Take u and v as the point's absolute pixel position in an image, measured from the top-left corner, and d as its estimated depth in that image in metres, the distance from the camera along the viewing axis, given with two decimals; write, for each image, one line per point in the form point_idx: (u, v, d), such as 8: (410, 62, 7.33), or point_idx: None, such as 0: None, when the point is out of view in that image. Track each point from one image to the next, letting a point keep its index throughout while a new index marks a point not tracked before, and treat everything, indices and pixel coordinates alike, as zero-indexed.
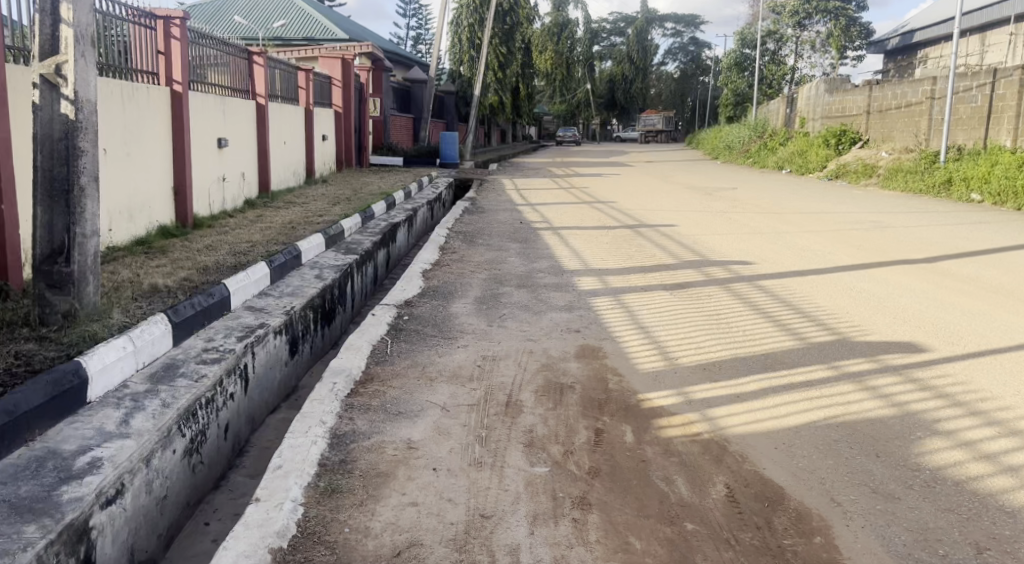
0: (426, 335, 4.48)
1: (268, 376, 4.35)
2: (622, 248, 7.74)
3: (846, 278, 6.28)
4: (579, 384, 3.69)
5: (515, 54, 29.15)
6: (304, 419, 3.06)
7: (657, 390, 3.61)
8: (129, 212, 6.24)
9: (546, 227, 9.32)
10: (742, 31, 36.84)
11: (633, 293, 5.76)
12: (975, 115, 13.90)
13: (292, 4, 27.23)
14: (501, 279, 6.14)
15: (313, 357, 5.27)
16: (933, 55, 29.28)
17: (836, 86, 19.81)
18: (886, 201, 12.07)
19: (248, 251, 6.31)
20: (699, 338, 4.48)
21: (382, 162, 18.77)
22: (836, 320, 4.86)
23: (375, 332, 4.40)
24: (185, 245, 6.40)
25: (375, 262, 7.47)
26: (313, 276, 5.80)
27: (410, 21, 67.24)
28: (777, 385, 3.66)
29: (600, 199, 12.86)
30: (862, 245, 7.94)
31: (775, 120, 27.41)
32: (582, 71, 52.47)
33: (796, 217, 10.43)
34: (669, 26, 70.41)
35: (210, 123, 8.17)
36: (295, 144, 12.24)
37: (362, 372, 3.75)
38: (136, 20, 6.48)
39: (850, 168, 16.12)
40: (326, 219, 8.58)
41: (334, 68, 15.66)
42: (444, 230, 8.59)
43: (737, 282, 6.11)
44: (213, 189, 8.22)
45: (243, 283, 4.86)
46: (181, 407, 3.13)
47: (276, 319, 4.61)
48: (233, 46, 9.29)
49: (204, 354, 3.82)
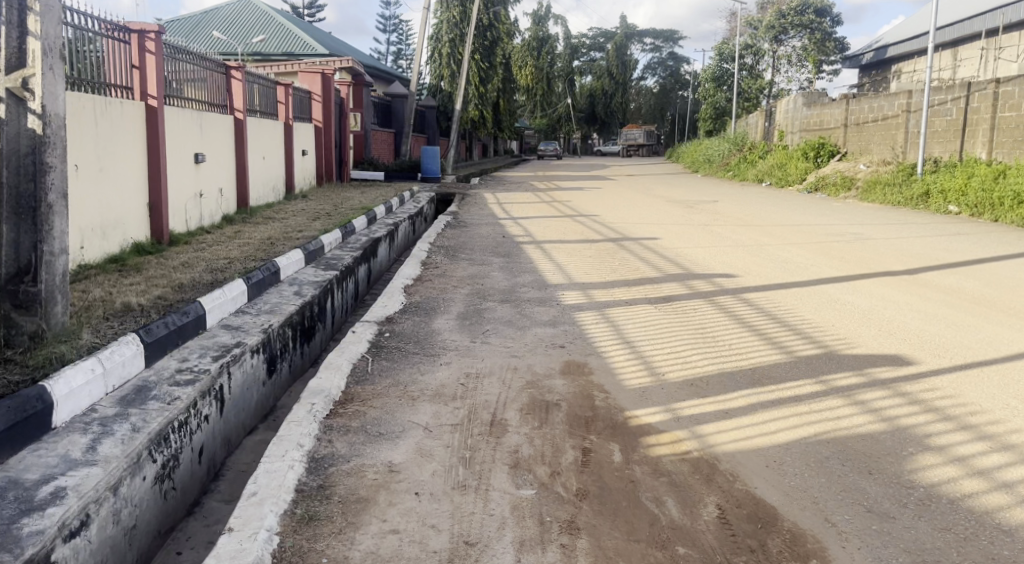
0: (408, 352, 4.38)
1: (245, 397, 4.22)
2: (605, 262, 7.69)
3: (831, 290, 6.26)
4: (564, 401, 3.61)
5: (495, 68, 29.23)
6: (281, 442, 2.95)
7: (645, 407, 3.54)
8: (102, 230, 6.10)
9: (529, 240, 9.26)
10: (720, 45, 37.25)
11: (618, 307, 5.70)
12: (951, 128, 14.09)
13: (271, 19, 27.14)
14: (484, 294, 6.05)
15: (293, 376, 5.15)
16: (907, 70, 29.78)
17: (814, 99, 20.03)
18: (865, 213, 12.15)
19: (225, 268, 6.18)
20: (686, 353, 4.41)
21: (363, 177, 18.66)
22: (823, 334, 4.83)
23: (356, 349, 4.29)
24: (160, 262, 6.26)
25: (356, 278, 7.36)
26: (292, 293, 5.68)
27: (391, 36, 67.33)
28: (766, 400, 3.61)
29: (583, 213, 12.83)
30: (844, 257, 7.97)
31: (753, 133, 27.66)
32: (562, 85, 53.54)
33: (778, 229, 10.45)
34: (648, 41, 71.10)
35: (186, 138, 8.04)
36: (275, 158, 12.11)
37: (342, 392, 3.64)
38: (109, 34, 6.37)
39: (829, 181, 16.26)
40: (305, 234, 8.47)
41: (314, 83, 15.57)
42: (426, 245, 8.50)
43: (722, 295, 6.08)
44: (190, 205, 8.08)
45: (219, 301, 4.74)
46: (151, 431, 3.01)
47: (253, 337, 4.49)
48: (211, 61, 9.17)
49: (178, 375, 3.70)
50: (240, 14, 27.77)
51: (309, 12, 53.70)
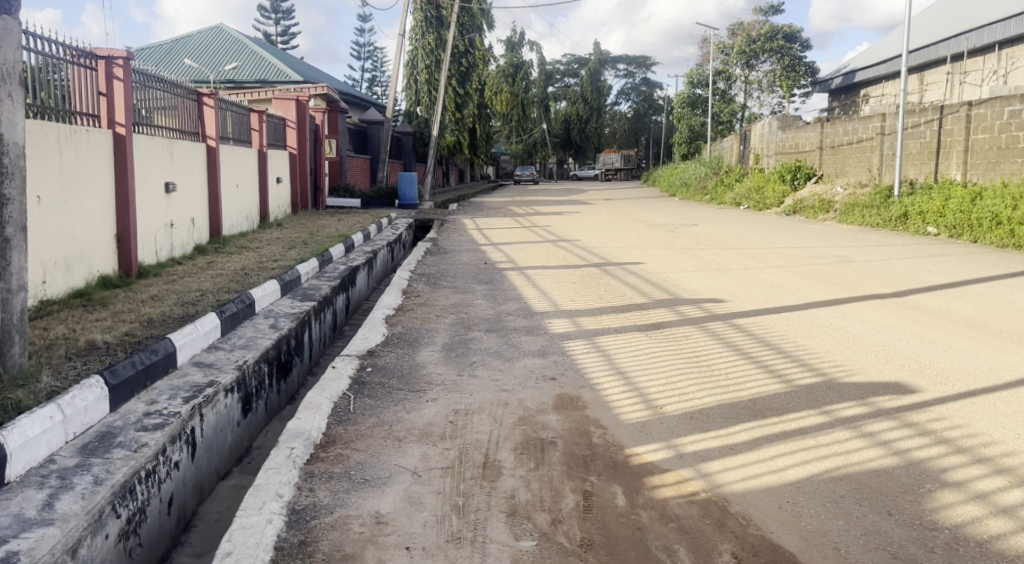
0: (392, 388, 4.16)
1: (218, 440, 3.98)
2: (590, 288, 7.55)
3: (821, 315, 6.17)
4: (560, 439, 3.42)
5: (471, 94, 29.28)
6: (258, 493, 2.72)
7: (645, 443, 3.36)
8: (66, 262, 5.82)
9: (511, 267, 9.10)
10: (693, 71, 37.75)
11: (607, 335, 5.54)
12: (925, 150, 14.29)
13: (245, 47, 26.97)
14: (469, 323, 5.86)
15: (269, 414, 4.90)
16: (875, 94, 30.38)
17: (789, 123, 20.24)
18: (845, 235, 12.18)
19: (197, 301, 5.94)
20: (682, 384, 4.26)
21: (339, 204, 18.44)
22: (819, 361, 4.70)
23: (336, 386, 4.07)
24: (128, 296, 6.00)
25: (334, 308, 7.13)
26: (267, 326, 5.45)
27: (366, 63, 67.42)
28: (770, 434, 3.45)
29: (564, 238, 12.71)
30: (830, 280, 7.91)
31: (729, 156, 27.92)
32: (537, 111, 54.21)
33: (761, 253, 10.41)
34: (622, 67, 72.07)
35: (156, 167, 7.81)
36: (249, 186, 11.87)
37: (323, 433, 3.42)
38: (75, 60, 6.15)
39: (807, 203, 16.37)
40: (280, 264, 8.23)
41: (289, 110, 15.39)
42: (406, 273, 8.30)
43: (712, 321, 5.95)
44: (160, 235, 7.81)
45: (191, 337, 4.50)
46: (115, 484, 2.76)
47: (227, 375, 4.25)
48: (183, 88, 8.97)
49: (146, 419, 3.45)
50: (213, 42, 27.58)
51: (283, 39, 53.59)
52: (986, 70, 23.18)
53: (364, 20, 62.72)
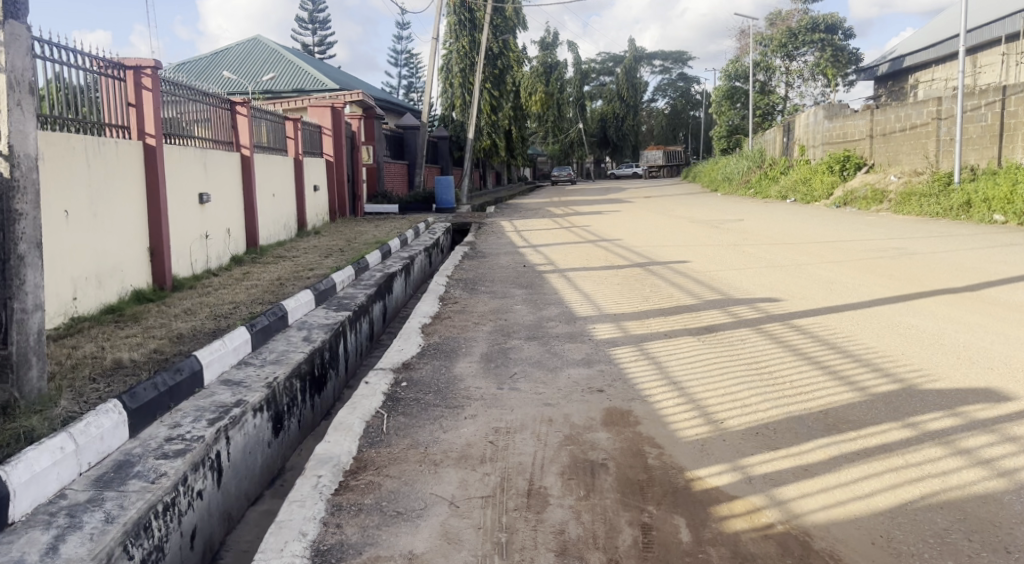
0: (427, 404, 3.88)
1: (247, 463, 3.76)
2: (635, 289, 7.20)
3: (889, 312, 5.73)
4: (611, 461, 3.10)
5: (506, 96, 29.05)
6: (280, 532, 2.45)
7: (709, 464, 3.01)
8: (98, 278, 5.70)
9: (552, 269, 8.78)
10: (732, 64, 36.85)
11: (656, 340, 5.18)
12: (987, 134, 13.55)
13: (281, 57, 27.17)
14: (509, 331, 5.56)
15: (302, 431, 4.68)
16: (925, 79, 29.25)
17: (836, 112, 19.45)
18: (903, 226, 11.56)
19: (229, 314, 5.76)
20: (743, 395, 3.89)
21: (377, 210, 18.33)
22: (894, 365, 4.30)
23: (369, 404, 3.81)
24: (160, 310, 5.86)
25: (370, 317, 6.91)
26: (300, 338, 5.24)
27: (401, 69, 67.80)
28: (849, 452, 3.07)
29: (605, 238, 12.36)
30: (893, 274, 7.44)
31: (772, 149, 27.14)
32: (573, 110, 53.86)
33: (814, 247, 9.90)
34: (657, 63, 71.07)
35: (189, 178, 7.69)
36: (285, 195, 11.77)
37: (354, 458, 3.15)
38: (103, 71, 6.04)
39: (859, 194, 15.69)
40: (315, 272, 8.06)
41: (324, 116, 15.30)
42: (444, 279, 8.06)
43: (770, 323, 5.56)
44: (195, 247, 7.70)
45: (219, 354, 4.29)
46: (127, 522, 2.53)
47: (255, 393, 4.03)
48: (215, 97, 8.85)
49: (167, 445, 3.23)
50: (250, 54, 27.84)
51: (319, 50, 54.06)
52: None
53: (398, 27, 62.89)
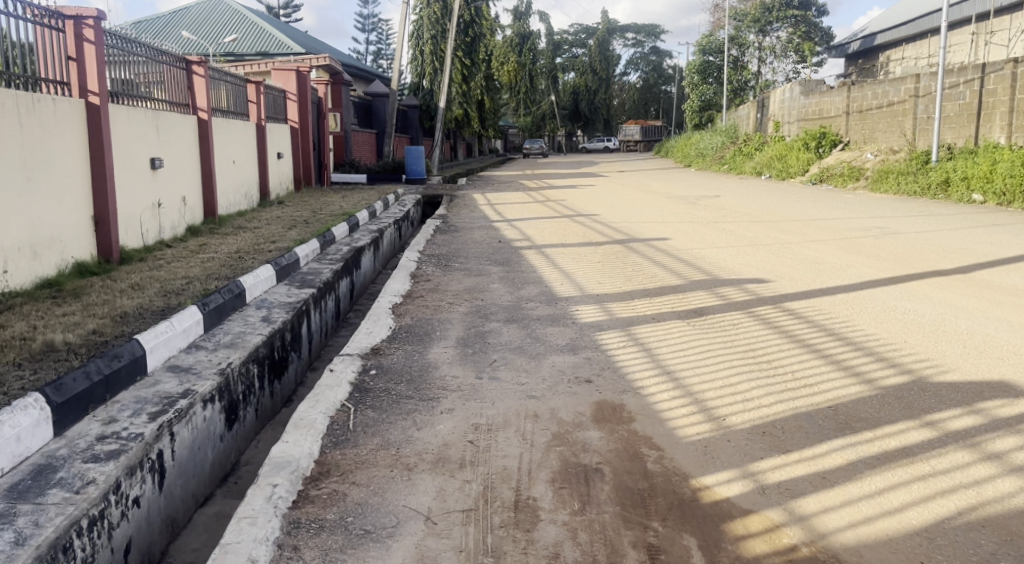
0: (399, 396, 3.51)
1: (195, 460, 3.35)
2: (617, 268, 6.87)
3: (884, 295, 5.47)
4: (606, 466, 2.76)
5: (479, 65, 28.38)
6: (225, 558, 2.06)
7: (716, 471, 2.69)
8: (33, 249, 5.19)
9: (528, 245, 8.41)
10: (705, 38, 36.50)
11: (644, 324, 4.86)
12: (964, 112, 13.44)
13: (244, 18, 26.13)
14: (486, 312, 5.19)
15: (261, 420, 4.27)
16: (896, 57, 29.24)
17: (812, 88, 19.22)
18: (882, 205, 11.39)
19: (181, 290, 5.29)
20: (744, 388, 3.59)
21: (344, 180, 17.72)
22: (899, 354, 4.03)
23: (333, 396, 3.42)
24: (105, 285, 5.37)
25: (336, 295, 6.48)
26: (259, 319, 4.81)
27: (369, 35, 66.16)
28: (869, 456, 2.77)
29: (581, 212, 12.02)
30: (880, 254, 7.21)
31: (745, 125, 27.00)
32: (546, 82, 53.28)
33: (796, 225, 9.67)
34: (630, 37, 70.48)
35: (140, 141, 7.13)
36: (246, 162, 11.17)
37: (315, 462, 2.78)
38: (39, 20, 5.48)
39: (835, 172, 15.55)
40: (278, 245, 7.58)
41: (289, 80, 14.59)
42: (415, 254, 7.63)
43: (762, 305, 5.28)
44: (146, 216, 7.16)
45: (165, 336, 3.85)
46: (41, 544, 2.12)
47: (206, 382, 3.61)
48: (169, 55, 8.21)
49: (99, 444, 2.82)
50: (210, 14, 26.64)
51: (285, 11, 52.39)
52: (1014, 29, 22.05)
53: None
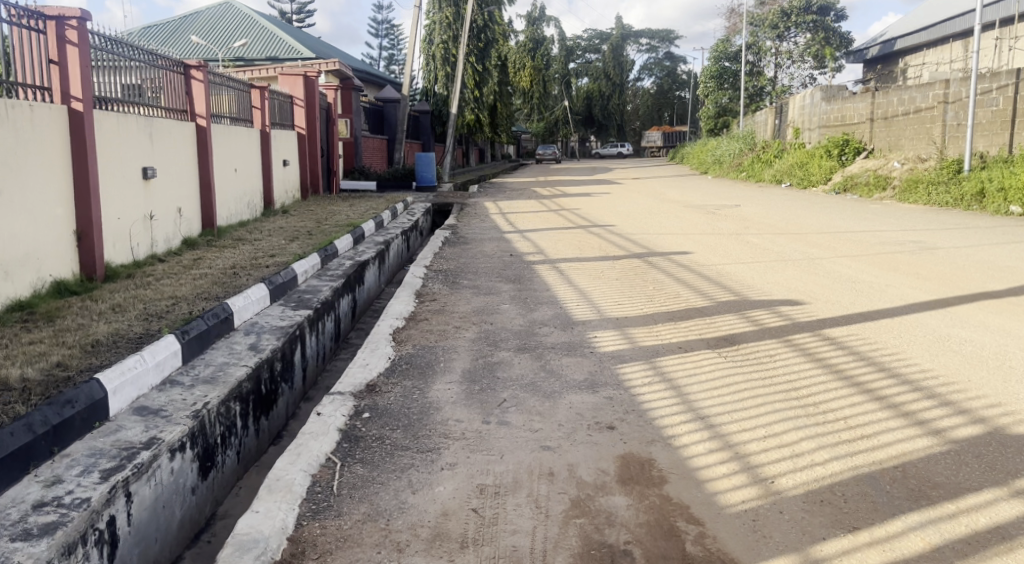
0: (394, 448, 3.06)
1: (159, 520, 2.92)
2: (637, 286, 6.40)
3: (933, 321, 4.98)
4: (636, 547, 2.30)
5: (491, 71, 27.99)
6: None
7: (771, 557, 2.22)
8: (4, 268, 4.78)
9: (541, 259, 7.95)
10: (720, 43, 35.98)
11: (671, 355, 4.38)
12: (998, 119, 12.89)
13: (254, 23, 25.91)
14: (495, 339, 4.74)
15: (242, 464, 3.83)
16: (916, 63, 28.64)
17: (833, 94, 18.61)
18: (913, 216, 10.87)
19: (165, 314, 4.86)
20: (792, 440, 3.09)
21: (353, 187, 17.33)
22: (963, 395, 3.54)
23: (317, 448, 2.98)
24: (84, 308, 4.95)
25: (335, 315, 6.03)
26: (245, 347, 4.37)
27: (382, 40, 66.05)
28: (956, 539, 2.28)
29: (597, 223, 11.56)
30: (921, 272, 6.71)
31: (762, 131, 26.44)
32: (559, 88, 52.81)
33: (825, 238, 9.16)
34: (643, 42, 70.01)
35: (131, 149, 6.74)
36: (250, 170, 10.79)
37: (288, 540, 2.33)
38: (18, 21, 5.07)
39: (860, 180, 15.00)
40: (276, 260, 7.15)
41: (296, 86, 14.20)
42: (420, 269, 7.19)
43: (800, 333, 4.79)
44: (137, 229, 6.77)
45: (132, 374, 3.42)
46: None
47: (175, 428, 3.16)
48: (167, 60, 7.79)
49: (34, 515, 2.38)
50: (221, 19, 26.43)
51: (296, 17, 52.34)
52: None
53: None
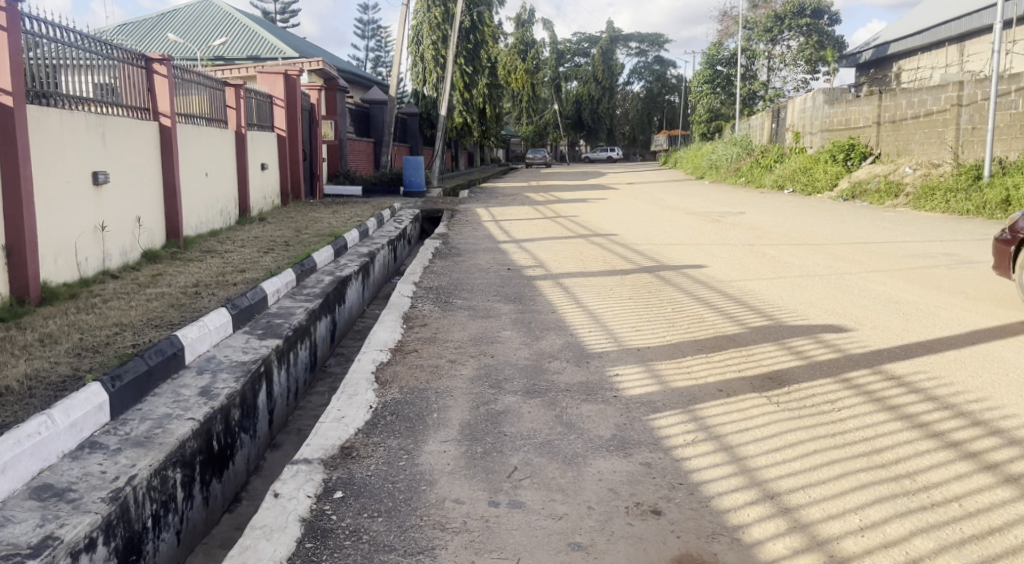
0: (374, 549, 2.29)
1: None
2: (653, 307, 5.68)
3: (1005, 352, 4.30)
4: None
5: (482, 73, 27.24)
6: None
7: None
8: None
9: (543, 274, 7.20)
10: (712, 48, 35.41)
11: (712, 401, 3.62)
12: (1017, 123, 12.40)
13: (235, 21, 25.10)
14: (497, 378, 3.97)
15: (182, 545, 3.03)
16: (908, 68, 28.20)
17: (836, 96, 17.81)
18: (936, 225, 10.24)
19: (101, 349, 4.06)
20: (899, 535, 2.35)
21: (337, 192, 16.55)
22: None
23: (270, 553, 2.20)
24: (5, 340, 4.13)
25: (311, 342, 5.23)
26: (196, 391, 3.58)
27: (370, 42, 64.95)
28: None
29: (598, 231, 10.81)
30: (968, 291, 6.04)
31: (758, 135, 25.83)
32: (548, 91, 52.13)
33: (847, 249, 8.49)
34: (633, 47, 69.64)
35: (79, 152, 5.92)
36: (223, 175, 9.97)
37: None
38: None
39: (868, 186, 14.39)
40: (246, 276, 6.36)
41: (276, 84, 13.38)
42: (409, 287, 6.42)
43: (859, 369, 4.06)
44: (86, 242, 5.96)
45: (30, 441, 2.60)
46: None
47: (84, 518, 2.37)
48: (126, 52, 6.93)
49: None
50: (201, 17, 25.63)
51: (281, 17, 51.08)
52: None
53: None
